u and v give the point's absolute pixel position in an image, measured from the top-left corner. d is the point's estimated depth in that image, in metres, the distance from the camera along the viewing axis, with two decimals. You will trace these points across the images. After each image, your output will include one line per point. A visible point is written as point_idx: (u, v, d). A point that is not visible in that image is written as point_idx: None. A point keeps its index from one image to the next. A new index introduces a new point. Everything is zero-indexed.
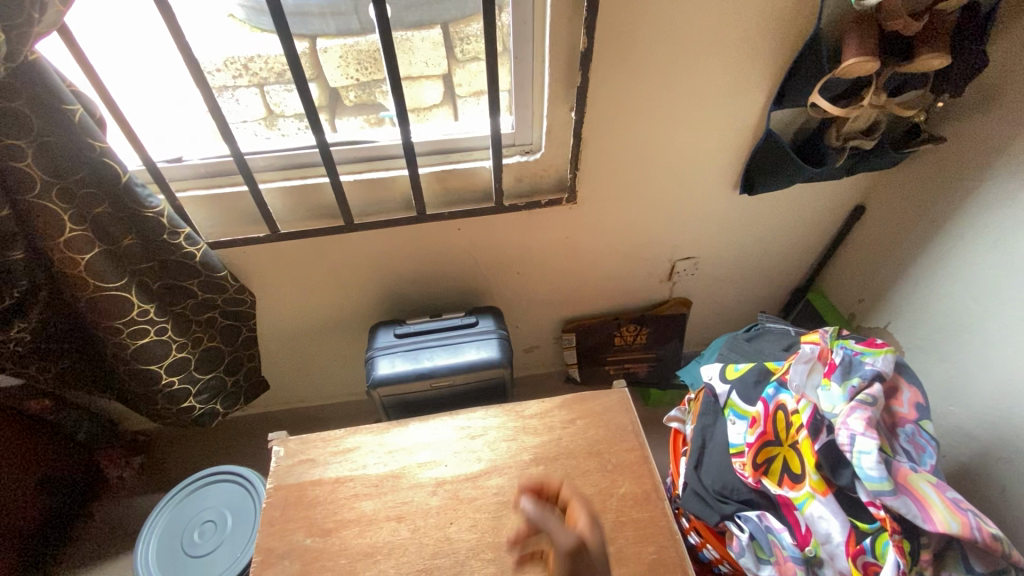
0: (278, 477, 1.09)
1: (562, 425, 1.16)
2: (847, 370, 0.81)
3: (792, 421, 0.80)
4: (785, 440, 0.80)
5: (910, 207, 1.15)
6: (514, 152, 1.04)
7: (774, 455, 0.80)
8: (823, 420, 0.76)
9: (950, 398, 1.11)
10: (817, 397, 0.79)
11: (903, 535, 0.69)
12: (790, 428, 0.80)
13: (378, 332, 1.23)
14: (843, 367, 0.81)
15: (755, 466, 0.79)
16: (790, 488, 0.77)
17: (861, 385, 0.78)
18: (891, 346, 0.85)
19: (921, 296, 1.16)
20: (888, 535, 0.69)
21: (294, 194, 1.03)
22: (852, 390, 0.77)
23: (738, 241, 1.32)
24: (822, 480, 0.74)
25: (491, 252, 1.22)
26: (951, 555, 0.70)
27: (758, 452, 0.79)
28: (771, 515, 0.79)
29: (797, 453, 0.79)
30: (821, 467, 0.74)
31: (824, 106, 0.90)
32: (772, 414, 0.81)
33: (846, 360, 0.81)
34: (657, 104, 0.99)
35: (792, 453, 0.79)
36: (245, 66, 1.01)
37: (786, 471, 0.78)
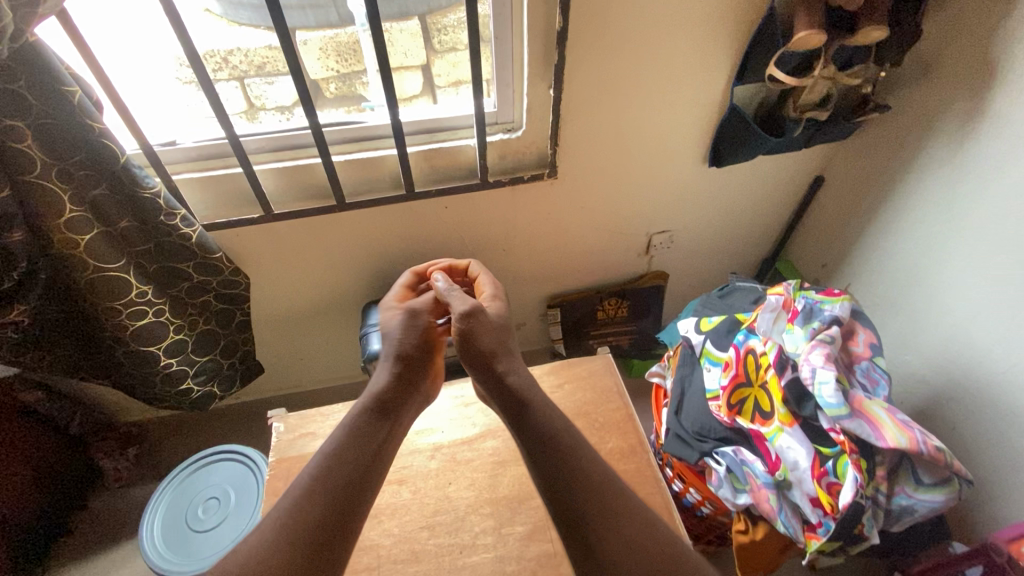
0: (280, 450, 1.13)
1: (551, 390, 1.22)
2: (809, 316, 0.89)
3: (761, 363, 0.87)
4: (756, 380, 0.87)
5: (863, 174, 1.25)
6: (497, 130, 1.10)
7: (746, 395, 0.87)
8: (788, 361, 0.85)
9: (904, 348, 1.21)
10: (783, 340, 0.87)
11: (860, 454, 0.78)
12: (758, 370, 0.87)
13: (371, 310, 1.27)
14: (805, 313, 0.90)
15: (729, 405, 0.87)
16: (761, 423, 0.85)
17: (821, 328, 0.87)
18: (848, 295, 0.94)
19: (876, 257, 1.26)
20: (847, 456, 0.77)
21: (286, 175, 1.06)
22: (813, 331, 0.86)
23: (708, 213, 1.40)
24: (788, 413, 0.82)
25: (478, 231, 1.28)
26: (903, 472, 0.79)
27: (732, 393, 0.87)
28: (745, 449, 0.87)
29: (767, 391, 0.86)
30: (788, 401, 0.83)
31: (781, 77, 0.98)
32: (743, 358, 0.89)
33: (808, 307, 0.90)
34: (629, 83, 1.06)
35: (762, 391, 0.86)
36: (225, 59, 1.04)
37: (758, 409, 0.86)
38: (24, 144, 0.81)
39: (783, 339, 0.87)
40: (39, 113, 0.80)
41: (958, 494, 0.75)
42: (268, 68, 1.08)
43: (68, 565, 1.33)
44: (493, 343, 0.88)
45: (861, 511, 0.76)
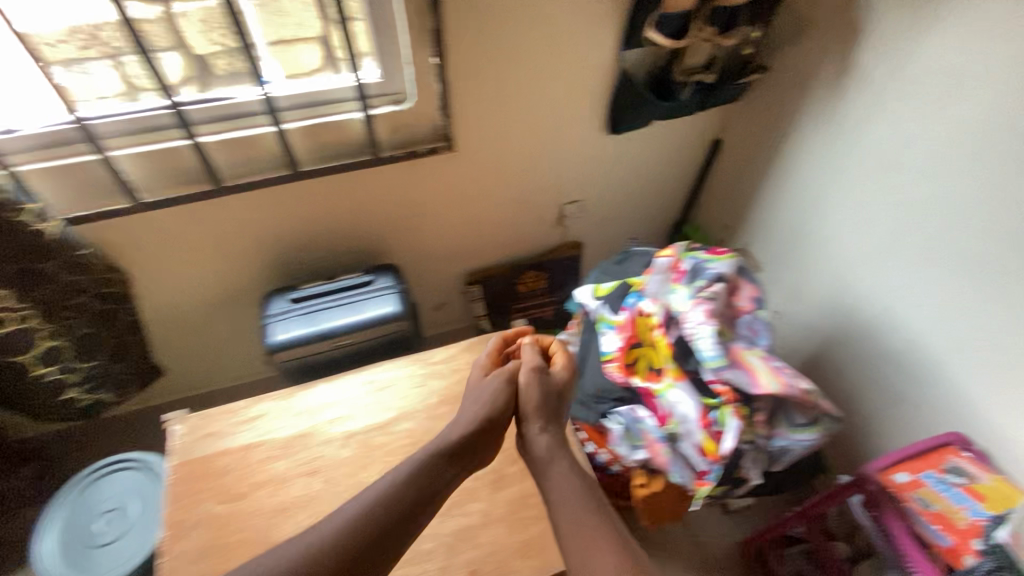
0: (181, 453, 1.07)
1: (466, 367, 1.21)
2: (693, 275, 0.93)
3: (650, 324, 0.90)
4: (648, 340, 0.91)
5: (754, 134, 1.29)
6: (385, 101, 1.04)
7: (638, 355, 0.91)
8: (674, 319, 0.89)
9: (797, 298, 1.28)
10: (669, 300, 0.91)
11: (740, 402, 0.83)
12: (649, 331, 0.90)
13: (272, 299, 1.21)
14: (689, 273, 0.93)
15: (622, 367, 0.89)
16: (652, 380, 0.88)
17: (703, 286, 0.91)
18: (733, 252, 0.98)
19: (769, 214, 1.31)
20: (728, 405, 0.82)
21: (154, 159, 0.98)
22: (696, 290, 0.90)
23: (616, 180, 1.41)
24: (677, 368, 0.87)
25: (380, 209, 1.23)
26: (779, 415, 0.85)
27: (625, 354, 0.89)
28: (640, 406, 0.91)
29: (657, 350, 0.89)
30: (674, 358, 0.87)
31: (658, 40, 0.99)
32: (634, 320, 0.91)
33: (693, 267, 0.94)
34: (514, 48, 1.04)
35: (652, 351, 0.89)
36: (93, 35, 0.84)
37: (649, 367, 0.89)
38: None
39: (670, 299, 0.91)
40: None
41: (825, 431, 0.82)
42: (144, 44, 0.88)
43: None
44: (544, 399, 0.89)
45: (740, 456, 0.82)
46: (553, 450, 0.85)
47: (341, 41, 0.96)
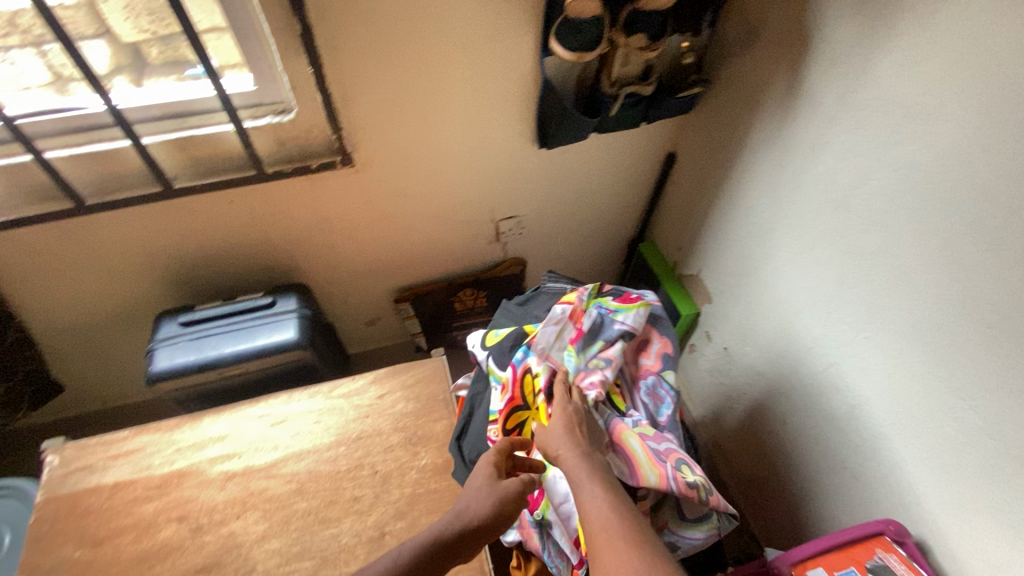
0: (50, 489, 1.00)
1: (370, 402, 1.11)
2: (593, 333, 0.83)
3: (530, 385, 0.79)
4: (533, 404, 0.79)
5: (707, 151, 1.14)
6: (263, 112, 0.93)
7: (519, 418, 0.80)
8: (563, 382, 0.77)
9: (745, 339, 1.14)
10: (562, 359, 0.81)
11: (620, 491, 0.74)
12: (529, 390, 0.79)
13: (161, 322, 1.12)
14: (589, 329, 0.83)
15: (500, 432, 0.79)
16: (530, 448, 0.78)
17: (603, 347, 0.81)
18: (647, 299, 0.86)
19: (720, 242, 1.17)
20: None
21: (1, 174, 0.87)
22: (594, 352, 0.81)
23: (557, 195, 1.28)
24: None
25: (283, 226, 1.12)
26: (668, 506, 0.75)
27: (506, 419, 0.78)
28: None
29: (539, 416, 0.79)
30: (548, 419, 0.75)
31: (562, 54, 0.84)
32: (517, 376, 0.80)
33: (594, 323, 0.84)
34: (412, 55, 0.90)
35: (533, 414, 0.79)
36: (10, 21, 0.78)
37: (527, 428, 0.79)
38: None
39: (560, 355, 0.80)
40: None
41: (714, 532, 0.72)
42: (38, 30, 0.81)
43: None
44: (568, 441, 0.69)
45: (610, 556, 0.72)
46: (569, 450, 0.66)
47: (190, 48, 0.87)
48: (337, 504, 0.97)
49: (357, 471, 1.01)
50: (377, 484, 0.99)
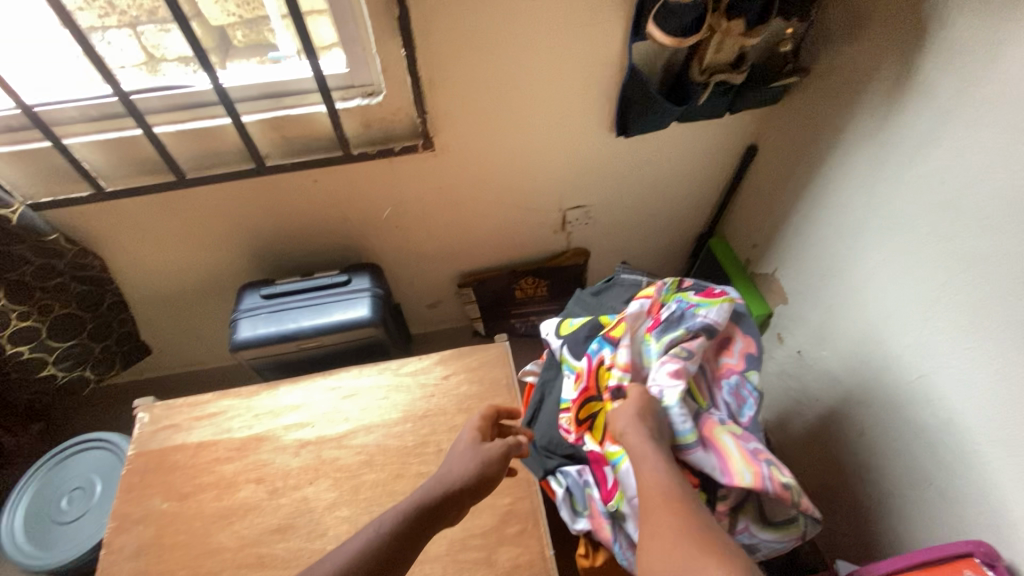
0: (140, 443, 1.07)
1: (436, 382, 1.13)
2: (670, 325, 0.80)
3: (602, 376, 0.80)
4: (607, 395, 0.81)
5: (793, 145, 1.10)
6: (354, 94, 0.95)
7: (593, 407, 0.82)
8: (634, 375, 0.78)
9: (823, 343, 1.10)
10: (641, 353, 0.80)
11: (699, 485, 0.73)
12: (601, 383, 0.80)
13: (245, 293, 1.17)
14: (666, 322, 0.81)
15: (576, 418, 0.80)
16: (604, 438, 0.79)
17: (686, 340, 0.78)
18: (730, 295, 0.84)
19: (801, 240, 1.12)
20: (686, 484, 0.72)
21: (114, 148, 0.93)
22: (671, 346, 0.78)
23: (628, 185, 1.26)
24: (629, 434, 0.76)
25: (360, 206, 1.15)
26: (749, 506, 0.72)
27: (579, 408, 0.79)
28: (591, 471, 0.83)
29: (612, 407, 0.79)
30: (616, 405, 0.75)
31: (658, 37, 0.83)
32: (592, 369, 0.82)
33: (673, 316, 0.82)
34: (499, 40, 0.91)
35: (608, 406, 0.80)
36: (110, 3, 0.87)
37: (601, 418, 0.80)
38: None
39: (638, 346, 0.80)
40: None
41: (800, 537, 0.71)
42: None
43: None
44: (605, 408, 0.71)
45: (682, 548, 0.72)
46: (630, 420, 0.68)
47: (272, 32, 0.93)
48: (404, 479, 1.00)
49: (423, 448, 1.04)
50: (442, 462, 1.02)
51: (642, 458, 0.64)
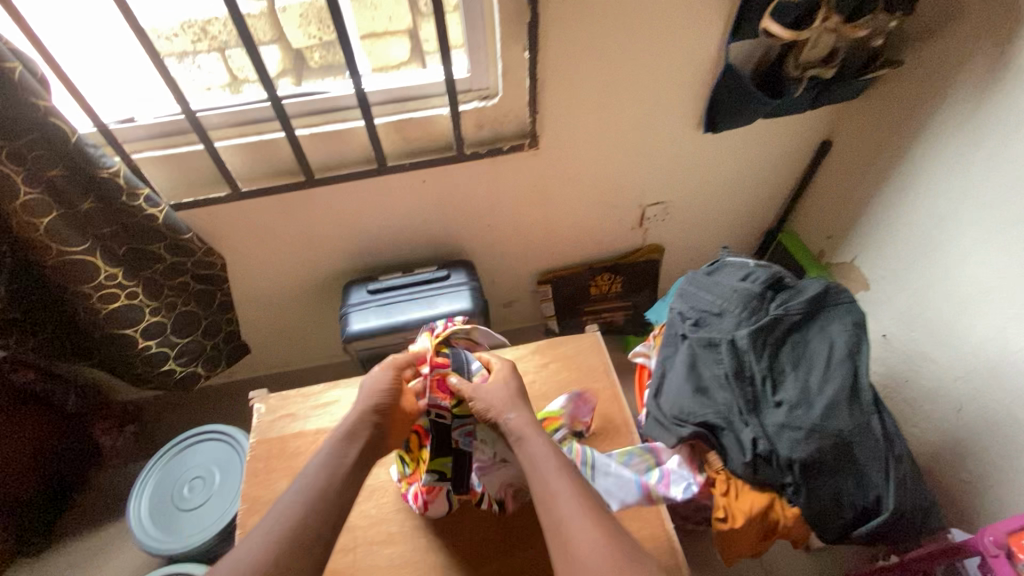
0: (260, 432, 1.11)
1: (535, 369, 1.17)
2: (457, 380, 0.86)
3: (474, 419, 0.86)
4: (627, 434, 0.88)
5: (870, 138, 1.16)
6: (472, 97, 1.04)
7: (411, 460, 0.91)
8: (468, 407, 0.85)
9: (914, 325, 1.13)
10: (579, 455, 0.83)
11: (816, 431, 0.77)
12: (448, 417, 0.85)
13: (351, 290, 1.24)
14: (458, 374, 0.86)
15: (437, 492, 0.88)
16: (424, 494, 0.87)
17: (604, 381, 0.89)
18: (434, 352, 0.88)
19: (883, 226, 1.17)
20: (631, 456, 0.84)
21: (252, 151, 1.03)
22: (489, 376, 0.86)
23: (706, 182, 1.32)
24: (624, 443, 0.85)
25: (459, 206, 1.22)
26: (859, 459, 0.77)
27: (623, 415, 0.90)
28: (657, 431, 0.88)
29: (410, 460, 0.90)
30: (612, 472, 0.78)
31: (777, 30, 0.92)
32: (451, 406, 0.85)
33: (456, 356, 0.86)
34: (611, 44, 0.99)
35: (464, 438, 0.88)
36: (203, 30, 1.01)
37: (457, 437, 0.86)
38: None
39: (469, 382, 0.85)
40: None
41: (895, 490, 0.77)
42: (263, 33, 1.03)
43: (69, 542, 1.35)
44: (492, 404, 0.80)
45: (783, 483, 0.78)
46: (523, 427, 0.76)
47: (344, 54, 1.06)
48: None
49: None
50: None
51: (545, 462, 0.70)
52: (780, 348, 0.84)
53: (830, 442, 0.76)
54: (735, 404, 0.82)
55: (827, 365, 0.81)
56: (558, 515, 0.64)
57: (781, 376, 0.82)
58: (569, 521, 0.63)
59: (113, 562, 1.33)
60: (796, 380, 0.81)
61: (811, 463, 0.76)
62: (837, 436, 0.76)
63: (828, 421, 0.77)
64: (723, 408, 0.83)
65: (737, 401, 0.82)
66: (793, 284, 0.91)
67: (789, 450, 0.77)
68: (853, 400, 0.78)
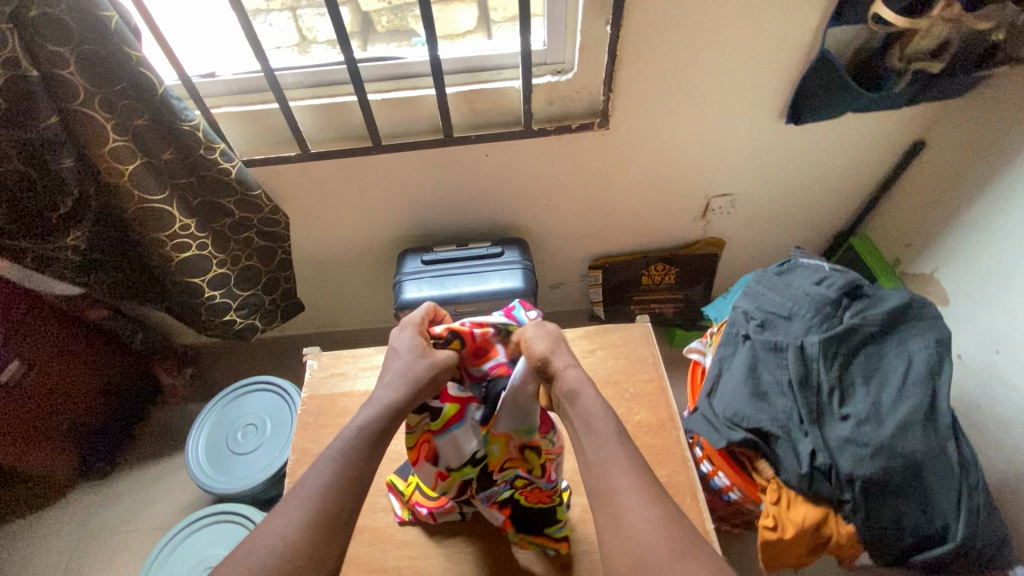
0: (312, 387, 1.15)
1: (583, 355, 1.15)
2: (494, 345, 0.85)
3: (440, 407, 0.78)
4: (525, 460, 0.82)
5: (972, 140, 1.07)
6: (546, 71, 1.01)
7: (410, 483, 0.96)
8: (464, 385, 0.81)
9: (994, 345, 1.04)
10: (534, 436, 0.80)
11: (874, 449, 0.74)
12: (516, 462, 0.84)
13: (406, 258, 1.25)
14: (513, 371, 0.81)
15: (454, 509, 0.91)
16: (435, 507, 0.92)
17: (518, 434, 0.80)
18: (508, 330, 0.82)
19: (974, 237, 1.08)
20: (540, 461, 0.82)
21: (324, 113, 1.05)
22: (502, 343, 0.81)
23: (779, 176, 1.25)
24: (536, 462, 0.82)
25: (520, 182, 1.21)
26: (926, 481, 0.73)
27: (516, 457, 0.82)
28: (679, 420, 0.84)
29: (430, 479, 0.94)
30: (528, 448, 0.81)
31: (890, 16, 0.85)
32: (520, 444, 0.80)
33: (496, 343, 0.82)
34: (697, 22, 0.93)
35: (521, 484, 0.86)
36: None
37: (524, 469, 0.84)
38: (68, 70, 0.81)
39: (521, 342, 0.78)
40: (80, 40, 0.79)
41: (965, 510, 0.72)
42: None
43: (129, 470, 1.45)
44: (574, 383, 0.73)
45: (836, 495, 0.76)
46: (580, 386, 0.72)
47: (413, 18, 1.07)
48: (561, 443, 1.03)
49: None
50: None
51: (599, 438, 0.67)
52: (852, 359, 0.81)
53: (899, 462, 0.73)
54: (795, 413, 0.79)
55: (903, 383, 0.77)
56: (618, 490, 0.63)
57: (850, 389, 0.79)
58: (640, 513, 0.61)
59: (169, 495, 1.41)
60: (867, 395, 0.77)
61: (874, 483, 0.73)
62: (907, 457, 0.73)
63: (897, 442, 0.73)
64: (782, 415, 0.80)
65: (798, 410, 0.79)
66: (873, 293, 0.86)
67: (851, 466, 0.74)
68: (928, 421, 0.74)
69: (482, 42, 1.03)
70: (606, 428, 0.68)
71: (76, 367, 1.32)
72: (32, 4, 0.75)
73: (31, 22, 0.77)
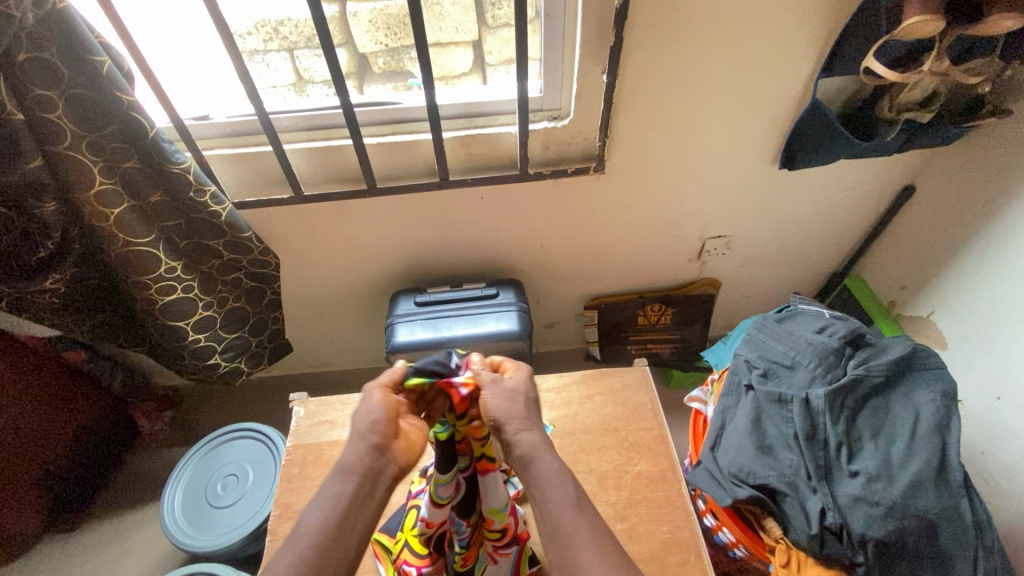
0: (297, 436, 1.09)
1: (579, 401, 1.11)
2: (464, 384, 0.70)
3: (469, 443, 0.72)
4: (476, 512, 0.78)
5: (960, 188, 1.08)
6: (542, 117, 1.03)
7: (398, 540, 0.87)
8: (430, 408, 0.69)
9: (996, 390, 1.02)
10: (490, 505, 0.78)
11: (887, 507, 0.70)
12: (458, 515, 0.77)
13: (399, 300, 1.23)
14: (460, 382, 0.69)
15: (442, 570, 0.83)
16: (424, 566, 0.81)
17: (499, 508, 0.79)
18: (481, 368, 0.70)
19: (968, 281, 1.08)
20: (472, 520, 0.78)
21: (318, 156, 1.04)
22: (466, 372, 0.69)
23: (772, 220, 1.26)
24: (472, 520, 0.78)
25: (516, 224, 1.20)
26: (940, 542, 0.70)
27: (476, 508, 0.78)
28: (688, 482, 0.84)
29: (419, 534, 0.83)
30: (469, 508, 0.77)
31: (880, 71, 0.86)
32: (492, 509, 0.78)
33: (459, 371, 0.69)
34: (690, 73, 0.95)
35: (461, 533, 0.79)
36: (275, 30, 1.03)
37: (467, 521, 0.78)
38: (55, 114, 0.80)
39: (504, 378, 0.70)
40: (71, 83, 0.79)
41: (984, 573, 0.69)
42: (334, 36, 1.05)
43: (99, 522, 1.37)
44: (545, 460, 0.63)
45: (848, 558, 0.72)
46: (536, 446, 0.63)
47: (410, 60, 1.08)
48: None
49: (573, 466, 1.02)
50: (594, 482, 1.00)
51: (562, 508, 0.60)
52: (859, 411, 0.79)
53: (913, 523, 0.70)
54: (803, 468, 0.76)
55: (911, 436, 0.75)
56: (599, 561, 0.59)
57: (858, 443, 0.76)
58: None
59: (140, 549, 1.33)
60: (875, 450, 0.75)
61: (888, 544, 0.70)
62: (920, 517, 0.70)
63: (910, 500, 0.70)
64: (788, 471, 0.77)
65: (806, 465, 0.76)
66: (875, 342, 0.85)
67: (863, 527, 0.71)
68: (940, 478, 0.72)
69: (476, 88, 1.05)
70: (552, 500, 0.60)
71: (50, 415, 1.26)
72: (20, 49, 0.75)
73: (19, 66, 0.76)
